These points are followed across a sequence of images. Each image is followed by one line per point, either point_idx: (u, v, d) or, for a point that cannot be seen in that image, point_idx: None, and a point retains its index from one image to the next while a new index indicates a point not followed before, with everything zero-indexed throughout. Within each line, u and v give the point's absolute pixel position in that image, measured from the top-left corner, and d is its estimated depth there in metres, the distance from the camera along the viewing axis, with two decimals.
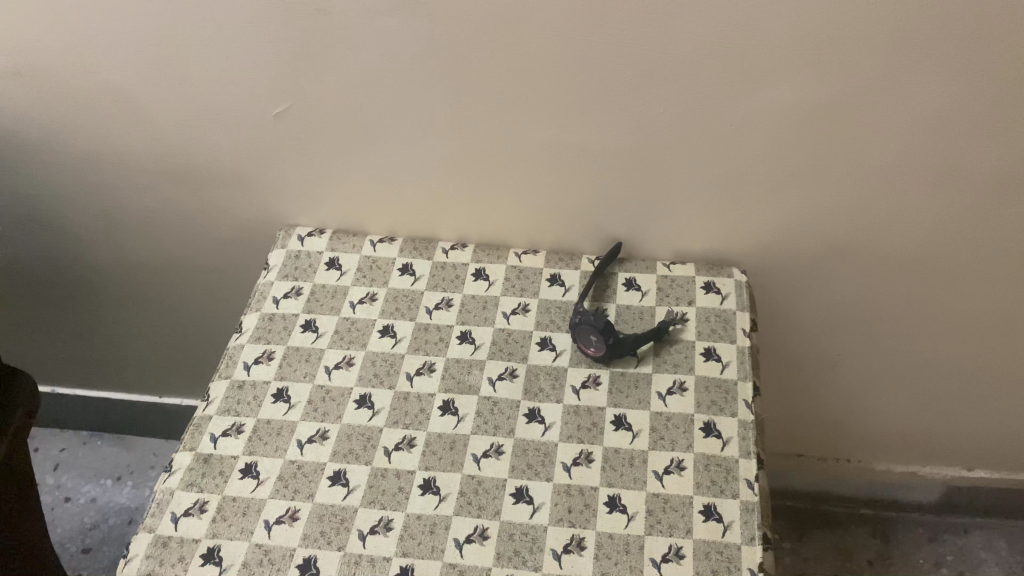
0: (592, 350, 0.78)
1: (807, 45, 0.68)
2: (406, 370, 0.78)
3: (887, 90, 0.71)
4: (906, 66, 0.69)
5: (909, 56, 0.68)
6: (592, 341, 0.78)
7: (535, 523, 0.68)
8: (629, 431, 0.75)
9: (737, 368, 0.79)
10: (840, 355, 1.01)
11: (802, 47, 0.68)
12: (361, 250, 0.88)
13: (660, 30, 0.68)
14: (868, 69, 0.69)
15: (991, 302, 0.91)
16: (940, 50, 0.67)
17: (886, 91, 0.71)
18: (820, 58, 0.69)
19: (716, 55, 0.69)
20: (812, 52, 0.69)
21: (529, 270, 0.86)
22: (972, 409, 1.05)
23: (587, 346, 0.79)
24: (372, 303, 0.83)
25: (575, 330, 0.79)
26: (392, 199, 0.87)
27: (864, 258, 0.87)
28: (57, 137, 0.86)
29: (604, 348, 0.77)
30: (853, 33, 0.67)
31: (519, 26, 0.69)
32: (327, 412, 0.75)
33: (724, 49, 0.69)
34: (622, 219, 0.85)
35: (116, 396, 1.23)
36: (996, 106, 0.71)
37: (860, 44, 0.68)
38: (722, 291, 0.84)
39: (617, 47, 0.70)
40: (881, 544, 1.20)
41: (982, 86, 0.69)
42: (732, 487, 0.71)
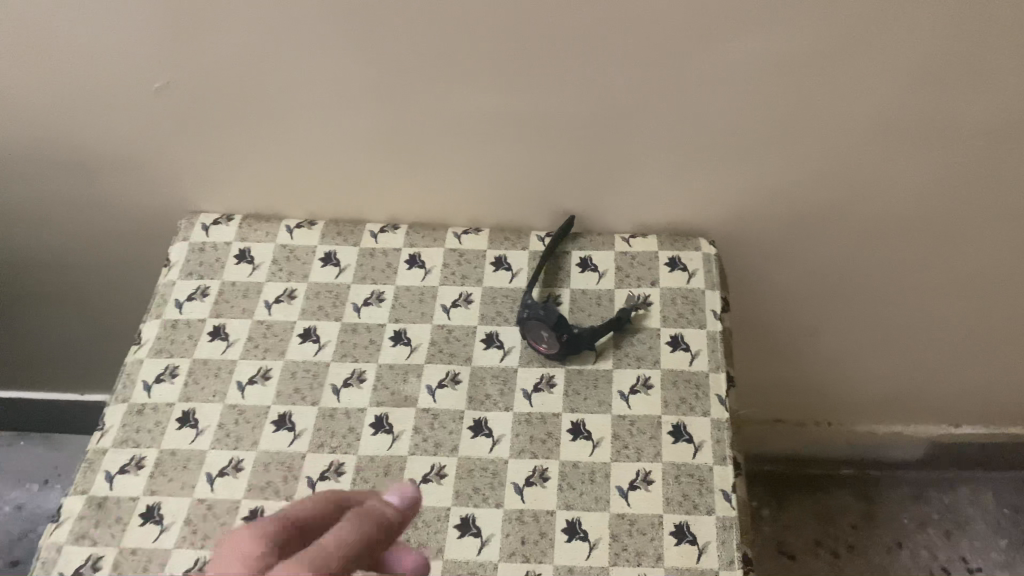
0: (544, 349, 0.69)
1: None
2: (331, 381, 0.68)
3: (870, 36, 0.60)
4: (892, 8, 0.58)
5: None
6: (544, 337, 0.68)
7: (483, 560, 0.59)
8: (589, 441, 0.65)
9: (708, 359, 0.69)
10: (820, 321, 0.92)
11: None
12: (276, 238, 0.76)
13: None
14: (848, 13, 0.58)
15: (986, 259, 0.81)
16: None
17: (869, 38, 0.60)
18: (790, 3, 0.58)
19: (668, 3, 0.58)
20: None
21: (471, 254, 0.75)
22: (959, 367, 0.98)
23: (538, 346, 0.69)
24: (290, 302, 0.72)
25: (526, 327, 0.69)
26: (308, 177, 0.76)
27: (847, 221, 0.77)
28: None
29: (559, 343, 0.67)
30: None
31: None
32: (241, 437, 0.65)
33: None
34: (573, 191, 0.74)
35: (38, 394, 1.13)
36: (997, 50, 0.60)
37: None
38: (689, 268, 0.74)
39: None
40: (864, 505, 1.14)
41: (984, 25, 0.59)
42: (706, 502, 0.62)
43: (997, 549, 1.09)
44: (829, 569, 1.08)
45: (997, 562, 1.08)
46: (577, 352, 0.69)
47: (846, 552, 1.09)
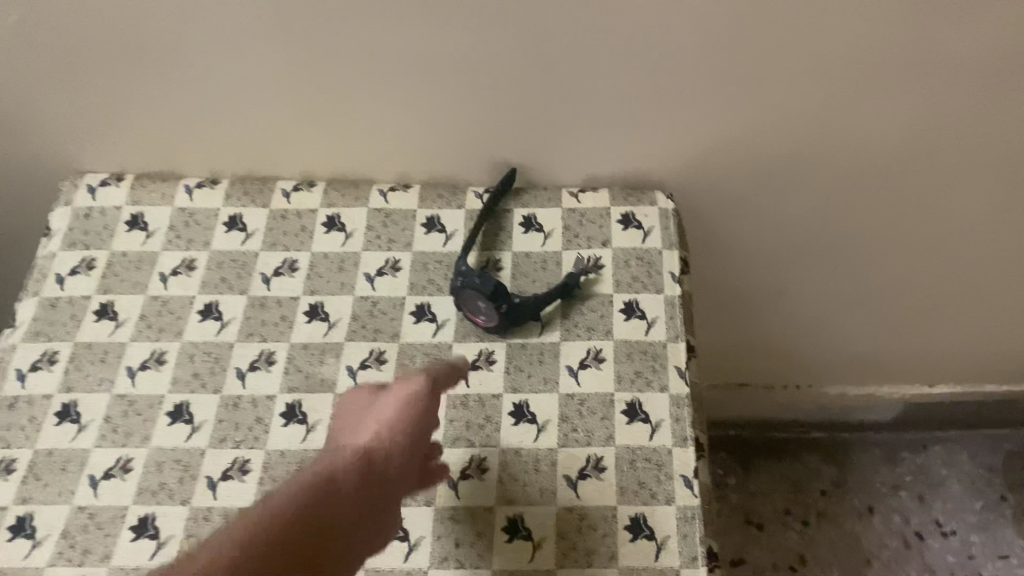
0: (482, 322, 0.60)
1: None
2: (236, 365, 0.59)
3: None
4: None
5: None
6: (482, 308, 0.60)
7: (411, 567, 0.52)
8: (533, 425, 0.58)
9: (665, 327, 0.61)
10: (788, 280, 0.85)
11: None
12: (173, 200, 0.67)
13: None
14: None
15: (968, 206, 0.74)
16: None
17: None
18: None
19: None
20: None
21: (399, 214, 0.66)
22: (934, 323, 0.92)
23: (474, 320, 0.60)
24: (189, 274, 0.63)
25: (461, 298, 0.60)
26: (206, 127, 0.66)
27: (818, 167, 0.69)
28: None
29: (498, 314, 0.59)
30: None
31: None
32: (131, 432, 0.56)
33: None
34: (511, 138, 0.66)
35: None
36: None
37: None
38: (645, 225, 0.66)
39: None
40: (835, 470, 1.08)
41: None
42: (665, 490, 0.55)
43: (972, 511, 1.04)
44: (799, 539, 1.03)
45: (972, 525, 1.03)
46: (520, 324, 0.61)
47: (816, 519, 1.04)
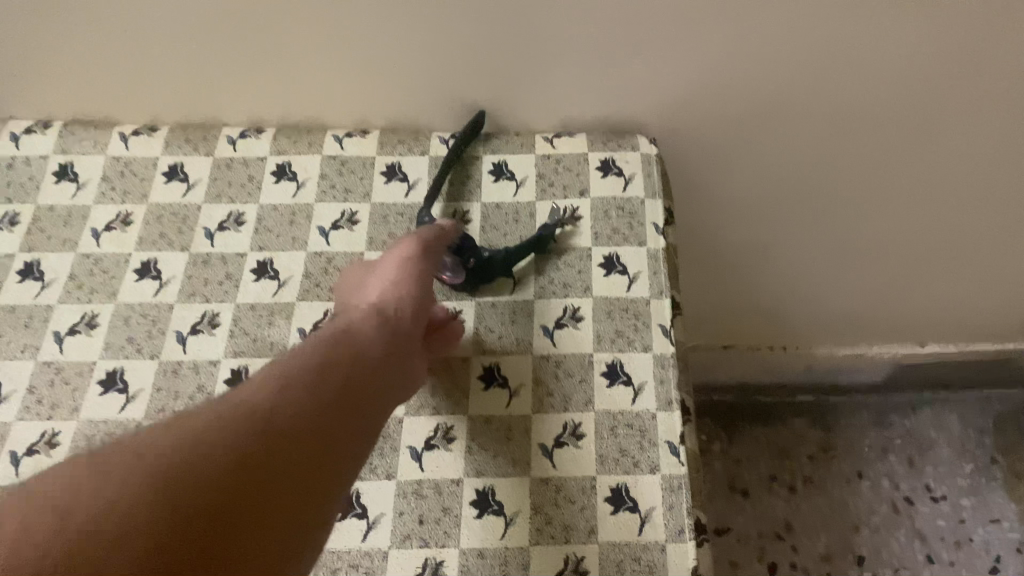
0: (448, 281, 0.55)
1: None
2: (175, 328, 0.53)
3: None
4: None
5: None
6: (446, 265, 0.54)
7: (370, 548, 0.47)
8: (504, 389, 0.53)
9: (648, 283, 0.56)
10: (775, 234, 0.80)
11: None
12: (106, 149, 0.61)
13: None
14: None
15: (968, 156, 0.69)
16: None
17: None
18: None
19: None
20: None
21: (356, 162, 0.60)
22: (927, 279, 0.87)
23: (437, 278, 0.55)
24: (125, 229, 0.57)
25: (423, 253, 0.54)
26: (138, 70, 0.59)
27: (810, 110, 0.64)
28: None
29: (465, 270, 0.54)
30: None
31: None
32: (58, 404, 0.51)
33: None
34: (476, 78, 0.60)
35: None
36: None
37: None
38: (625, 173, 0.60)
39: None
40: (822, 434, 1.05)
41: None
42: (649, 458, 0.50)
43: (962, 475, 1.01)
44: (785, 506, 1.00)
45: (962, 489, 1.00)
46: (490, 281, 0.56)
47: (803, 486, 1.01)
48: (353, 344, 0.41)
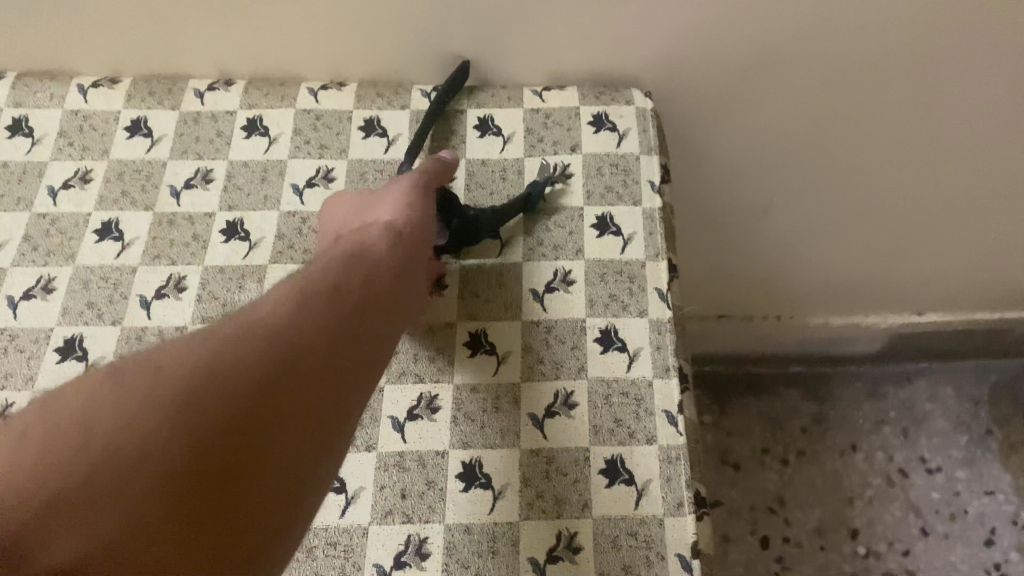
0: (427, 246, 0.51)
1: None
2: (138, 293, 0.50)
3: None
4: None
5: None
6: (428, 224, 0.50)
7: (349, 525, 0.44)
8: (492, 356, 0.50)
9: (644, 245, 0.53)
10: (772, 197, 0.77)
11: None
12: (64, 102, 0.56)
13: None
14: None
15: (975, 115, 0.66)
16: None
17: None
18: None
19: None
20: None
21: (332, 115, 0.57)
22: (926, 246, 0.85)
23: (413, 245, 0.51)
24: (84, 187, 0.53)
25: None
26: (94, 17, 0.55)
27: (812, 65, 0.61)
28: None
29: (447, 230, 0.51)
30: None
31: None
32: (11, 373, 0.47)
33: None
34: (460, 27, 0.56)
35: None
36: None
37: None
38: (619, 128, 0.57)
39: None
40: (815, 406, 1.03)
41: None
42: (645, 428, 0.47)
43: (957, 447, 0.99)
44: (778, 479, 0.98)
45: (957, 461, 0.98)
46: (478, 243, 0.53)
47: (796, 459, 0.99)
48: (367, 272, 0.39)
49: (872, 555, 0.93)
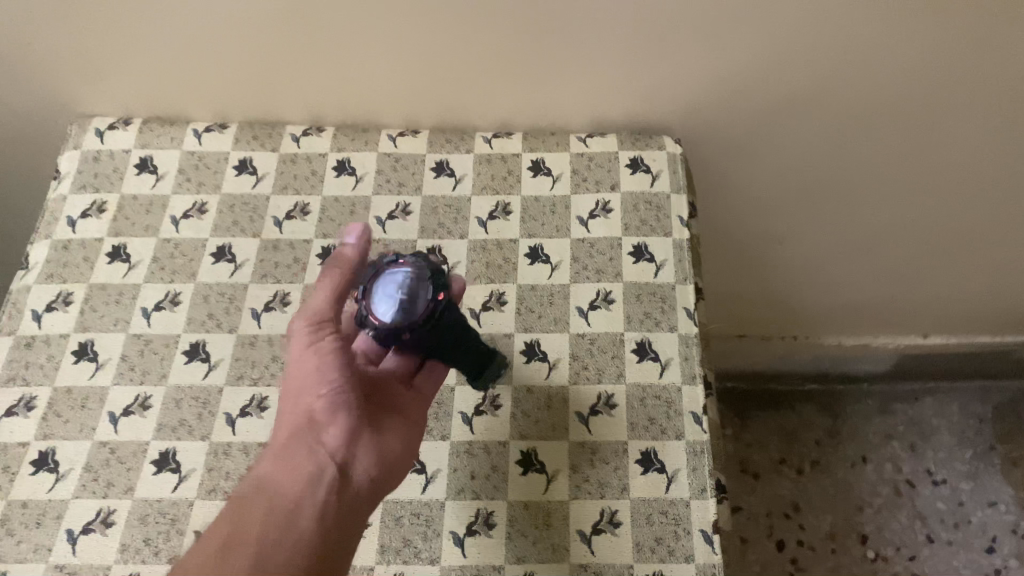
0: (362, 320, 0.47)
1: None
2: (250, 306, 0.60)
3: None
4: None
5: None
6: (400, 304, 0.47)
7: (429, 499, 0.53)
8: (544, 363, 0.59)
9: (674, 270, 0.62)
10: (789, 226, 0.86)
11: None
12: (182, 144, 0.67)
13: None
14: None
15: (969, 155, 0.75)
16: None
17: None
18: None
19: None
20: None
21: (408, 157, 0.67)
22: (928, 273, 0.93)
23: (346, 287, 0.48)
24: (201, 217, 0.63)
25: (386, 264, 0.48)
26: (212, 73, 0.65)
27: (824, 111, 0.70)
28: None
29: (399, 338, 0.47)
30: None
31: None
32: (148, 370, 0.57)
33: None
34: (520, 81, 0.66)
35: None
36: None
37: None
38: (653, 170, 0.67)
39: None
40: (829, 420, 1.11)
41: None
42: (674, 425, 0.56)
43: (962, 460, 1.07)
44: (793, 487, 1.06)
45: (961, 473, 1.06)
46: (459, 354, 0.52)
47: (811, 469, 1.07)
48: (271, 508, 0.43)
49: (880, 558, 1.00)
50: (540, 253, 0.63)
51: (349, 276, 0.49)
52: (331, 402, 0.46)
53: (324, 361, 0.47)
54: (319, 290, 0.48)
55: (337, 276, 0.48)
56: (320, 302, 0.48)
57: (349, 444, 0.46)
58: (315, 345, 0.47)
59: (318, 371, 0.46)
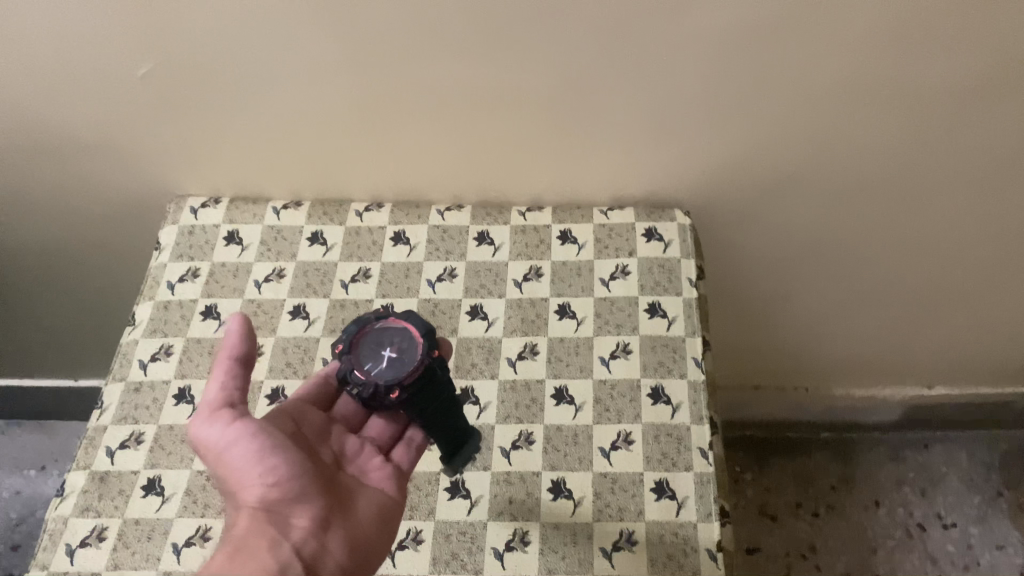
0: (350, 374, 0.55)
1: None
2: (321, 356, 0.70)
3: (819, 10, 0.63)
4: None
5: None
6: (389, 360, 0.56)
7: (473, 519, 0.62)
8: (572, 405, 0.68)
9: (684, 325, 0.72)
10: (794, 285, 0.95)
11: None
12: (264, 220, 0.79)
13: None
14: None
15: (952, 219, 0.84)
16: None
17: (818, 12, 0.63)
18: None
19: None
20: None
21: (454, 229, 0.78)
22: (927, 327, 1.02)
23: (342, 341, 0.57)
24: (280, 280, 0.75)
25: (385, 325, 0.58)
26: (291, 159, 0.78)
27: (818, 183, 0.80)
28: None
29: (382, 393, 0.54)
30: None
31: None
32: None
33: None
34: (551, 163, 0.77)
35: (14, 382, 1.12)
36: (940, 20, 0.64)
37: None
38: (665, 238, 0.77)
39: None
40: (843, 466, 1.18)
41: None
42: (684, 459, 0.65)
43: (970, 505, 1.12)
44: (809, 529, 1.12)
45: (971, 517, 1.12)
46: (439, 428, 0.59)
47: (825, 512, 1.13)
48: None
49: None
50: (567, 310, 0.73)
51: (242, 358, 0.52)
52: (281, 490, 0.51)
53: (261, 451, 0.50)
54: (215, 380, 0.52)
55: (229, 360, 0.52)
56: (219, 391, 0.51)
57: (312, 533, 0.51)
58: (240, 437, 0.50)
59: (259, 463, 0.50)
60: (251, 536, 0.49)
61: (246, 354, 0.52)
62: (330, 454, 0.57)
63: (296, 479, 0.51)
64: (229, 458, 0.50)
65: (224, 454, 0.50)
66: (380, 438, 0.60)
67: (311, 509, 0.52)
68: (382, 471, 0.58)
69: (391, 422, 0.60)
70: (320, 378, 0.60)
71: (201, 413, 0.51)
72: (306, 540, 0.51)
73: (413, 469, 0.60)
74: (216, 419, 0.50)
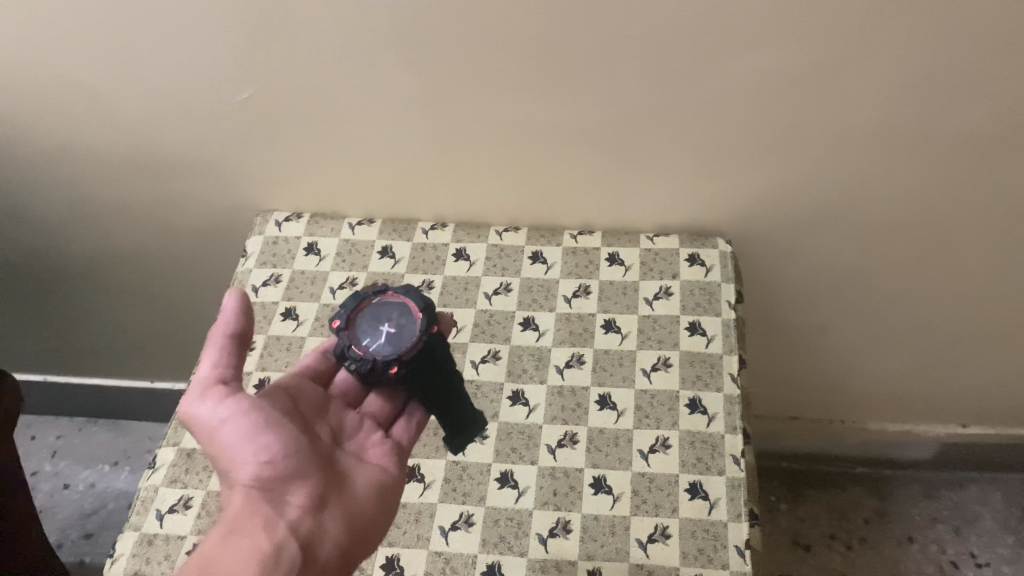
0: (349, 348, 0.63)
1: (768, 22, 0.67)
2: None
3: (852, 61, 0.70)
4: (871, 39, 0.68)
5: (872, 31, 0.67)
6: (387, 335, 0.63)
7: (520, 507, 0.68)
8: (614, 411, 0.74)
9: (722, 343, 0.78)
10: (830, 318, 1.00)
11: (765, 24, 0.67)
12: (340, 235, 0.87)
13: (622, 14, 0.67)
14: (831, 43, 0.68)
15: (983, 261, 0.89)
16: (904, 22, 0.67)
17: (851, 63, 0.70)
18: (780, 34, 0.68)
19: (679, 37, 0.69)
20: (774, 29, 0.68)
21: (511, 249, 0.85)
22: (961, 367, 1.05)
23: (341, 316, 0.64)
24: (352, 288, 0.83)
25: (383, 300, 0.65)
26: (367, 181, 0.86)
27: (852, 220, 0.85)
28: (35, 138, 0.85)
29: (382, 367, 0.62)
30: (816, 9, 0.66)
31: (482, 15, 0.68)
32: None
33: (687, 30, 0.68)
34: (603, 193, 0.84)
35: (97, 381, 1.22)
36: (966, 72, 0.70)
37: (821, 21, 0.67)
38: (707, 264, 0.83)
39: (581, 32, 0.69)
40: (877, 501, 1.20)
41: (951, 54, 0.68)
42: (718, 464, 0.70)
43: (1004, 545, 1.14)
44: (842, 560, 1.14)
45: (1004, 557, 1.13)
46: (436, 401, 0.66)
47: (858, 545, 1.16)
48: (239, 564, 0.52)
49: None
50: (613, 325, 0.79)
51: (236, 335, 0.56)
52: (275, 466, 0.56)
53: (252, 431, 0.56)
54: (208, 359, 0.56)
55: (224, 336, 0.56)
56: (213, 369, 0.56)
57: (306, 506, 0.57)
58: (231, 417, 0.56)
59: (250, 442, 0.56)
60: (248, 514, 0.55)
61: (241, 332, 0.57)
62: (329, 431, 0.63)
63: (287, 459, 0.56)
64: (223, 435, 0.56)
65: (217, 433, 0.56)
66: (379, 414, 0.66)
67: (304, 487, 0.57)
68: (380, 448, 0.64)
69: (389, 400, 0.67)
70: (321, 352, 0.66)
71: (197, 393, 0.57)
72: (301, 518, 0.56)
73: (412, 443, 0.67)
74: (208, 399, 0.56)
